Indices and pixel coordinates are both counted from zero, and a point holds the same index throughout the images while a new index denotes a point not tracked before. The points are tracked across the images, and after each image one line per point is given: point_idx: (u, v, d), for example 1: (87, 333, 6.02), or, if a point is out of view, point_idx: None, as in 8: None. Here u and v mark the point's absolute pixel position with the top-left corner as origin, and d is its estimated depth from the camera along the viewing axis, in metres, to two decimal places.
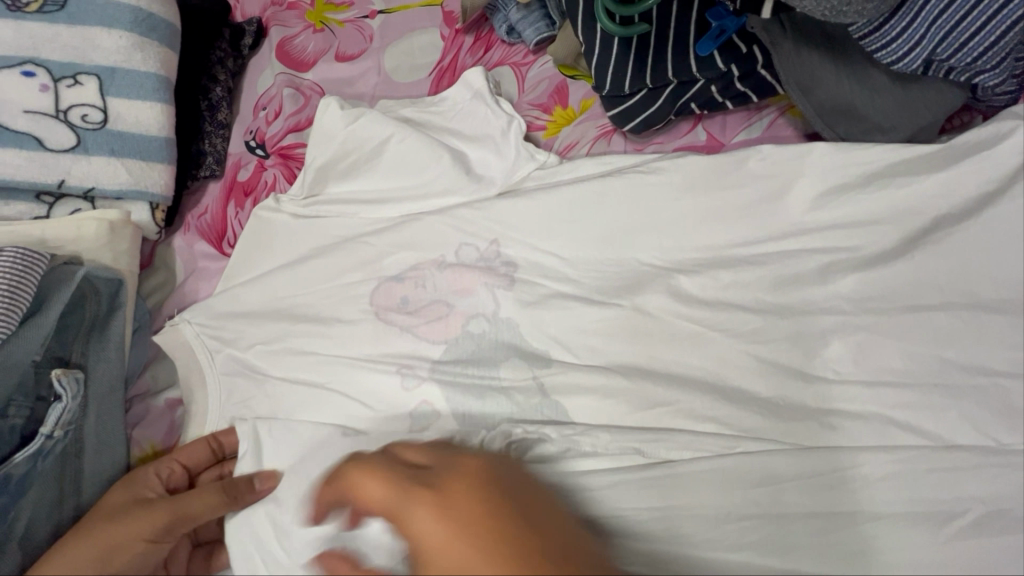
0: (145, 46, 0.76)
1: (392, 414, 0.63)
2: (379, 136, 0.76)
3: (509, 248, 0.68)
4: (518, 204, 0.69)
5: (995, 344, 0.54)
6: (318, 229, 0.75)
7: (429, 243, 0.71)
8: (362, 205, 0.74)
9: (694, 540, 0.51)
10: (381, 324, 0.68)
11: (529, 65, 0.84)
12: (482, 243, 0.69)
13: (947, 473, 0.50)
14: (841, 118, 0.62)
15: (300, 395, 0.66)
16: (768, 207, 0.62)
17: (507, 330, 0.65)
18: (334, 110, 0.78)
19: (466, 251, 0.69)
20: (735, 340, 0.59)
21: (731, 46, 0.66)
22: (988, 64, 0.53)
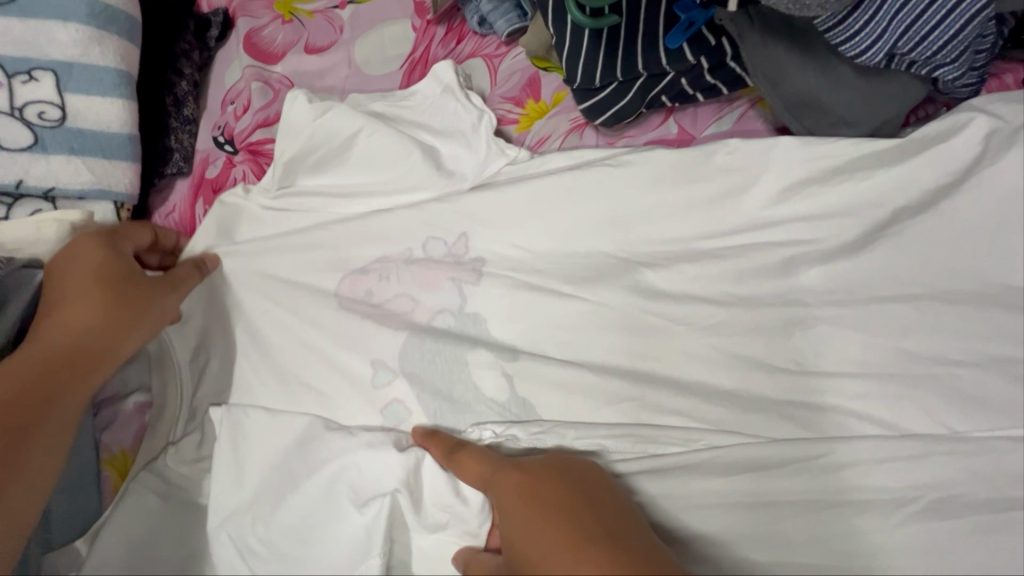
0: (103, 40, 0.74)
1: (366, 412, 0.64)
2: (349, 128, 0.74)
3: (478, 243, 0.68)
4: (488, 199, 0.68)
5: (951, 334, 0.55)
6: (287, 227, 0.73)
7: (398, 239, 0.70)
8: (332, 201, 0.73)
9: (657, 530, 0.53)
10: (353, 321, 0.67)
11: (501, 57, 0.83)
12: (450, 238, 0.69)
13: (905, 460, 0.51)
14: (807, 111, 0.62)
15: (272, 395, 0.66)
16: (733, 201, 0.62)
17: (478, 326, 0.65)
18: (300, 101, 0.75)
19: (434, 246, 0.69)
20: (701, 334, 0.60)
21: (700, 38, 0.65)
22: (948, 57, 0.54)
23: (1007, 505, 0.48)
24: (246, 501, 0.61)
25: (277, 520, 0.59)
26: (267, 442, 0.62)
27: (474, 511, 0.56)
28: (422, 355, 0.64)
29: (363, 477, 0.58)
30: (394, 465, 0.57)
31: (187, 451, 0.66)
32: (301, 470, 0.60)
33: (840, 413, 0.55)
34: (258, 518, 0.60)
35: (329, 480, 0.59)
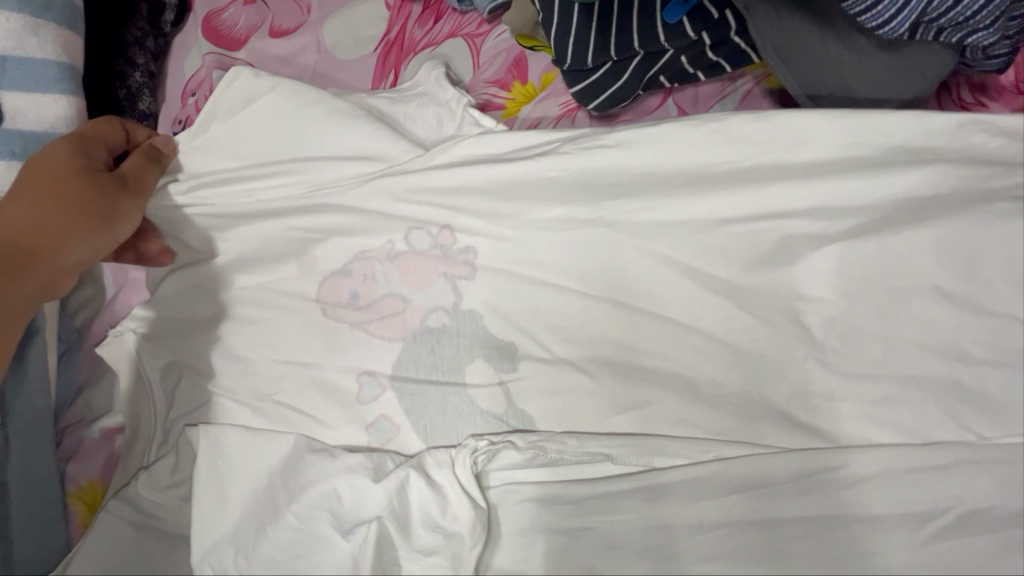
0: (40, 29, 0.66)
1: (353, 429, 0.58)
2: (308, 114, 0.65)
3: (463, 235, 0.61)
4: (464, 185, 0.60)
5: (978, 331, 0.51)
6: (238, 225, 0.64)
7: (371, 232, 0.63)
8: (290, 192, 0.64)
9: (672, 555, 0.47)
10: (332, 328, 0.62)
11: (484, 36, 0.76)
12: (433, 229, 0.61)
13: (917, 469, 0.48)
14: (828, 90, 0.57)
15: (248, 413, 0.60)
16: (755, 179, 0.54)
17: (469, 331, 0.59)
18: (242, 79, 0.66)
19: (416, 237, 0.62)
20: (712, 335, 0.56)
21: (701, 10, 0.59)
22: (984, 22, 0.47)
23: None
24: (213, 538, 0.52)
25: (258, 553, 0.51)
26: (237, 468, 0.55)
27: (466, 534, 0.49)
28: (411, 366, 0.60)
29: (343, 499, 0.52)
30: (382, 487, 0.52)
31: (160, 476, 0.58)
32: (276, 495, 0.53)
33: (853, 425, 0.52)
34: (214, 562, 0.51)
35: (314, 503, 0.52)
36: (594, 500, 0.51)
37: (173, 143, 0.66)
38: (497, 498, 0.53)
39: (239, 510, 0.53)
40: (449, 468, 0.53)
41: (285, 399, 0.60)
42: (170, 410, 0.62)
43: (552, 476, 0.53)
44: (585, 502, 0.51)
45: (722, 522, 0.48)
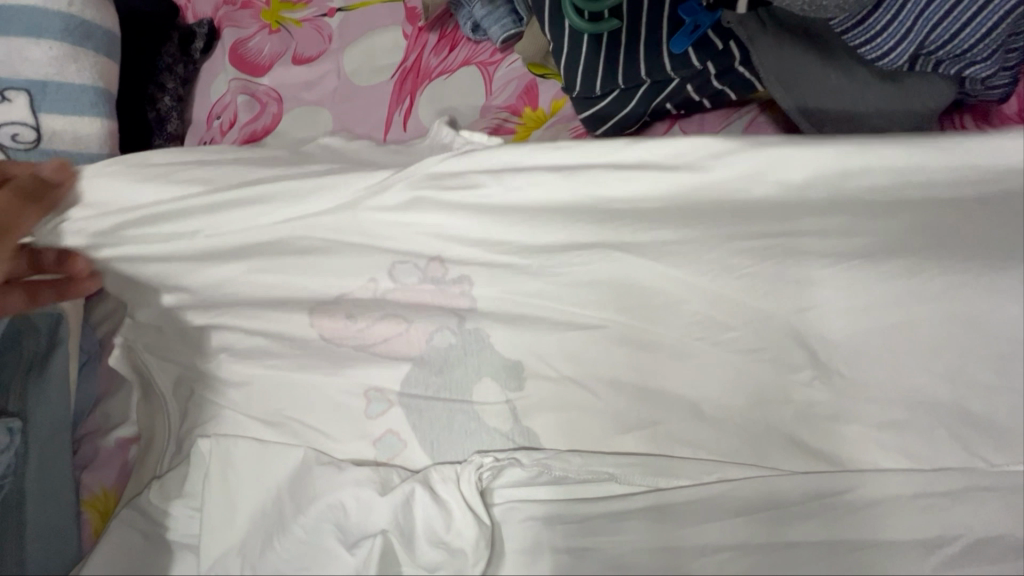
0: (79, 58, 0.70)
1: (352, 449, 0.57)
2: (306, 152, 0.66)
3: (457, 255, 0.61)
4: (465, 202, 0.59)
5: (989, 359, 0.51)
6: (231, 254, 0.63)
7: (360, 262, 0.62)
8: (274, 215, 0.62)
9: None
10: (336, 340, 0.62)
11: (497, 63, 0.79)
12: (422, 260, 0.62)
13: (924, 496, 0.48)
14: (834, 119, 0.58)
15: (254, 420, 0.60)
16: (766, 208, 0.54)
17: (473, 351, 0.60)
18: None
19: (402, 270, 0.62)
20: (720, 354, 0.56)
21: (706, 42, 0.61)
22: (981, 54, 0.49)
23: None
24: (232, 545, 0.53)
25: (266, 563, 0.52)
26: (248, 481, 0.56)
27: (470, 550, 0.50)
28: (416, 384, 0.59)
29: (350, 512, 0.53)
30: (387, 502, 0.53)
31: (171, 488, 0.59)
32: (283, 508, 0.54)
33: (862, 452, 0.51)
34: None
35: (320, 515, 0.53)
36: (598, 519, 0.51)
37: (70, 171, 0.63)
38: (501, 514, 0.53)
39: (248, 525, 0.54)
40: (453, 486, 0.53)
41: (286, 413, 0.60)
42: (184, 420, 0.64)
43: (557, 494, 0.53)
44: (590, 522, 0.51)
45: (727, 544, 0.48)
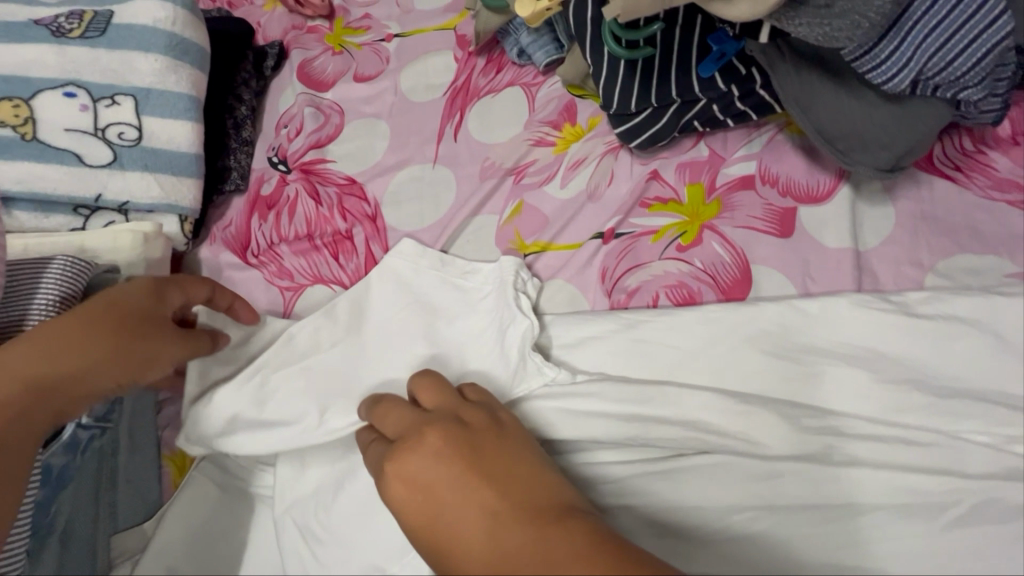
0: (178, 69, 0.80)
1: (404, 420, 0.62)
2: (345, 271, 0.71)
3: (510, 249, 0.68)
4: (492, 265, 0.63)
5: (989, 346, 0.56)
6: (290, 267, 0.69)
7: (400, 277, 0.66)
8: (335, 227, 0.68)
9: (705, 532, 0.53)
10: (395, 318, 0.68)
11: (539, 85, 0.88)
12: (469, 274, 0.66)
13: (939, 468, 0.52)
14: (846, 136, 0.66)
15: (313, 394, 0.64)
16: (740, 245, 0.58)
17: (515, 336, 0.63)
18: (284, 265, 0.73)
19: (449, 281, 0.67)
20: (751, 344, 0.60)
21: (731, 67, 0.70)
22: (973, 80, 0.57)
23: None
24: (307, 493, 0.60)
25: (335, 508, 0.59)
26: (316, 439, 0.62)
27: None
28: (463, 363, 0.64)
29: None
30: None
31: None
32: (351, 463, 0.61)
33: (885, 430, 0.55)
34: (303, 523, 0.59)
35: None
36: (631, 479, 0.57)
37: None
38: None
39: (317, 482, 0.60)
40: None
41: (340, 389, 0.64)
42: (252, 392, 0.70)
43: (597, 458, 0.58)
44: (625, 484, 0.57)
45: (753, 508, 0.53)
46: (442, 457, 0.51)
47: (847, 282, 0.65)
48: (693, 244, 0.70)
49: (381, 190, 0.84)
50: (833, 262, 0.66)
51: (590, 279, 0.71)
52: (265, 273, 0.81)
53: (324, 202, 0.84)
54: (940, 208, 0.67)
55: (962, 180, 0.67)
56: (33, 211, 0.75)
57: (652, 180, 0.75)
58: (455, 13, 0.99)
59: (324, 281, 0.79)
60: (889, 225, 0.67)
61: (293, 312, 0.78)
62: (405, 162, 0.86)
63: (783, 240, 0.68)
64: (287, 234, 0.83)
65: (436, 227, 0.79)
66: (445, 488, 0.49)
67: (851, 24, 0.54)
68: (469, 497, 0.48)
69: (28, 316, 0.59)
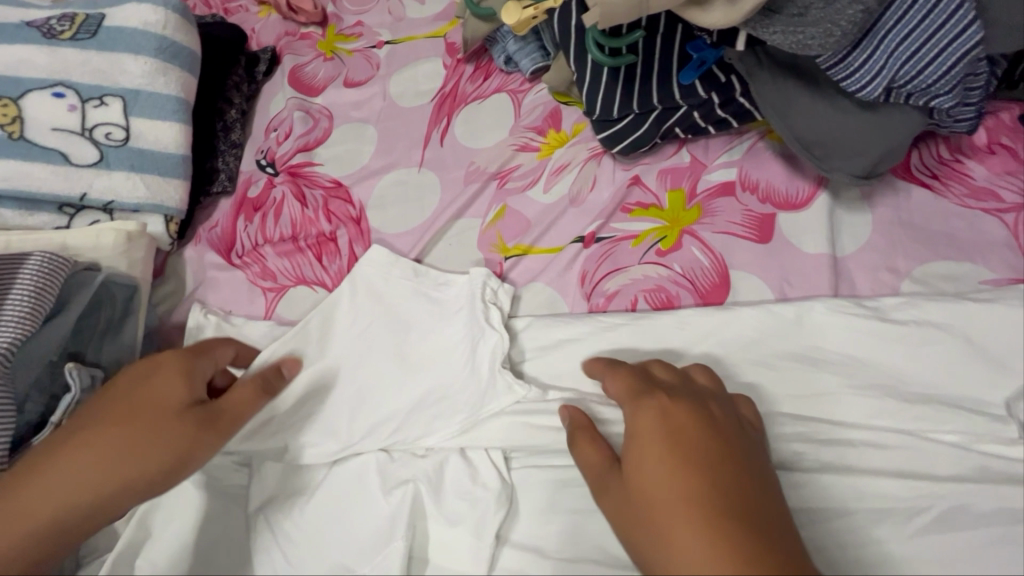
0: (167, 71, 0.81)
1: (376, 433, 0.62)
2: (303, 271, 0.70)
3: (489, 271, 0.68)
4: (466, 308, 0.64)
5: (960, 353, 0.57)
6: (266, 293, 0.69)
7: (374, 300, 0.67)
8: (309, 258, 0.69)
9: None
10: (369, 328, 0.67)
11: (525, 92, 0.89)
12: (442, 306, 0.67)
13: (910, 473, 0.53)
14: (823, 142, 0.66)
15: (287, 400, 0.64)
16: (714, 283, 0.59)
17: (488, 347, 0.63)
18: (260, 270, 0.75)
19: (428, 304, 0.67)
20: (728, 350, 0.60)
21: (711, 75, 0.71)
22: (944, 88, 0.57)
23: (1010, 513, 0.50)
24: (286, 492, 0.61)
25: (309, 511, 0.59)
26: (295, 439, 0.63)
27: (492, 500, 0.56)
28: (441, 366, 0.64)
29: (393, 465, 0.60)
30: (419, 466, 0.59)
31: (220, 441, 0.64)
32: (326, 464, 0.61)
33: (858, 435, 0.55)
34: (274, 527, 0.59)
35: (359, 470, 0.60)
36: None
37: None
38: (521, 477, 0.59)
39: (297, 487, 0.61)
40: (476, 460, 0.59)
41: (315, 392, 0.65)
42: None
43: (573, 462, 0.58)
44: None
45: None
46: (670, 430, 0.48)
47: (825, 287, 0.65)
48: (672, 249, 0.70)
49: (367, 193, 0.85)
50: (811, 268, 0.67)
51: (570, 282, 0.72)
52: (248, 274, 0.81)
53: (310, 205, 0.85)
54: (917, 216, 0.67)
55: (939, 188, 0.68)
56: (18, 209, 0.76)
57: (633, 186, 0.76)
58: (445, 21, 1.00)
59: (307, 282, 0.79)
60: (867, 231, 0.68)
61: (276, 313, 0.78)
62: (391, 166, 0.86)
63: (761, 246, 0.69)
64: (272, 235, 0.83)
65: (420, 229, 0.80)
66: (659, 463, 0.46)
67: (823, 32, 0.55)
68: (684, 472, 0.45)
69: (3, 313, 0.59)
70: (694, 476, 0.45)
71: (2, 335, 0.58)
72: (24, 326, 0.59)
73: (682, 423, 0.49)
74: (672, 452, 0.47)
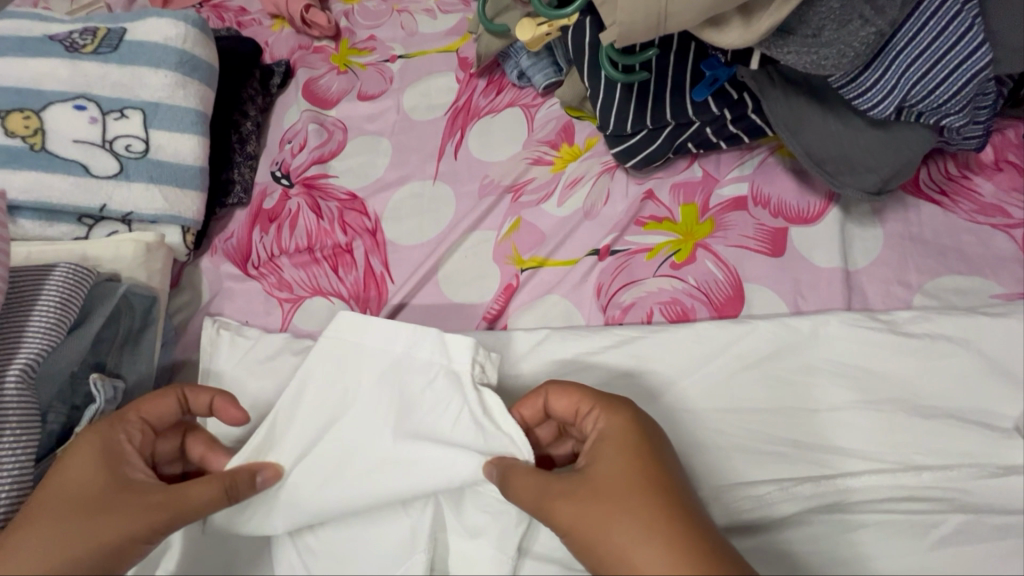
0: (187, 85, 0.82)
1: None
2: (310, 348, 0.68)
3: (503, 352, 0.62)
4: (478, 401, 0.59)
5: (973, 367, 0.58)
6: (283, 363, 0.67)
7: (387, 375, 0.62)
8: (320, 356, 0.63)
9: None
10: (362, 374, 0.61)
11: (538, 106, 0.91)
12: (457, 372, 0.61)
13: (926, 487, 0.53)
14: (834, 159, 0.68)
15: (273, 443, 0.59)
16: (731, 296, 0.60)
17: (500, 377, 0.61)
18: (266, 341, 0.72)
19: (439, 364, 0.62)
20: (744, 363, 0.61)
21: (723, 92, 0.72)
22: (954, 107, 0.59)
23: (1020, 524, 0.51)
24: None
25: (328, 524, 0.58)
26: None
27: (514, 512, 0.56)
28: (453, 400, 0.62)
29: None
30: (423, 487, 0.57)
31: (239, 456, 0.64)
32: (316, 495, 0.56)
33: (879, 449, 0.56)
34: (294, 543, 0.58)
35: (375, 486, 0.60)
36: None
37: None
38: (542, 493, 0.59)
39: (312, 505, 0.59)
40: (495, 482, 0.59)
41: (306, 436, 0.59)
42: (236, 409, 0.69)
43: None
44: None
45: (751, 503, 0.53)
46: (625, 435, 0.50)
47: (837, 301, 0.66)
48: (687, 262, 0.71)
49: (382, 206, 0.86)
50: (825, 282, 0.68)
51: (586, 295, 0.73)
52: (264, 285, 0.82)
53: (325, 216, 0.85)
54: (927, 231, 0.69)
55: (947, 204, 0.69)
56: (38, 220, 0.77)
57: (647, 200, 0.77)
58: (457, 36, 1.02)
59: (323, 293, 0.80)
60: (878, 246, 0.69)
61: (291, 324, 0.78)
62: (406, 179, 0.87)
63: (774, 260, 0.70)
64: (287, 246, 0.84)
65: (436, 240, 0.81)
66: (619, 457, 0.48)
67: (837, 52, 0.56)
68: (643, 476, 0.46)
69: (27, 323, 0.59)
70: (658, 476, 0.46)
71: (27, 347, 0.58)
72: (50, 337, 0.59)
73: (642, 430, 0.50)
74: (635, 452, 0.48)
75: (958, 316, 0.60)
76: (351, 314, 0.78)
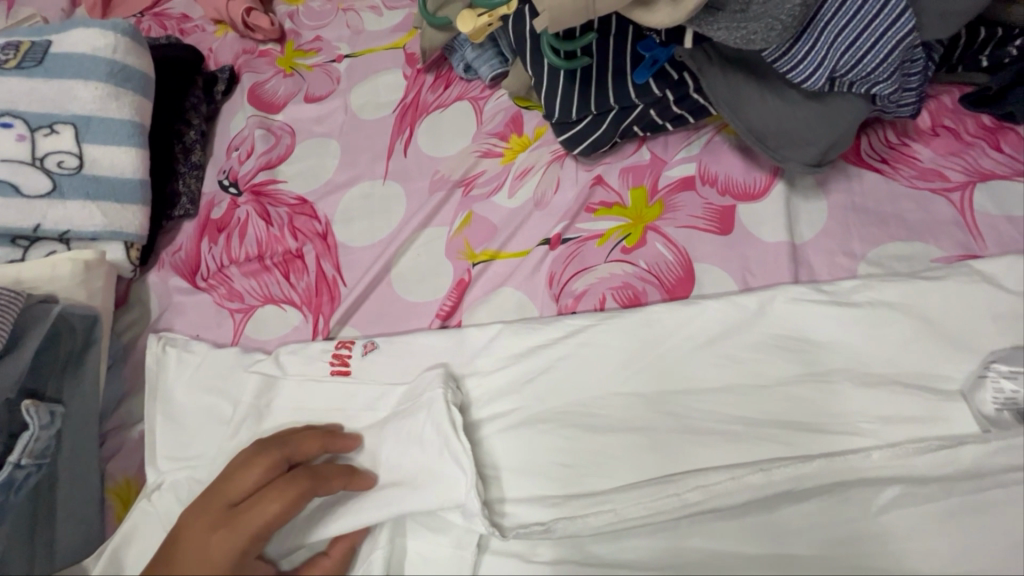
0: (119, 96, 0.79)
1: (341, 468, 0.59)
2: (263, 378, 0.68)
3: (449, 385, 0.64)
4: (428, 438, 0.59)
5: (921, 332, 0.58)
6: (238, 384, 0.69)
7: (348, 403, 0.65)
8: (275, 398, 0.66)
9: (673, 536, 0.52)
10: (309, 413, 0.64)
11: (486, 98, 0.90)
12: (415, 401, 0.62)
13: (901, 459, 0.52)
14: (775, 134, 0.68)
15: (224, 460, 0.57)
16: None
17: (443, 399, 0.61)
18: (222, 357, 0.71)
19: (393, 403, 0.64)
20: (699, 344, 0.61)
21: (664, 73, 0.72)
22: (883, 75, 0.59)
23: (966, 483, 0.52)
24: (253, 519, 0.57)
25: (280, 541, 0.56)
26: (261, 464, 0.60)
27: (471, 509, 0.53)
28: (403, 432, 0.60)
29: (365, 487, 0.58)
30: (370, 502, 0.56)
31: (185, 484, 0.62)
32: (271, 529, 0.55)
33: (833, 420, 0.56)
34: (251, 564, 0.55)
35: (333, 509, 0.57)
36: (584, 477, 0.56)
37: None
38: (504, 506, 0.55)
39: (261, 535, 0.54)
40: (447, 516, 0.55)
41: None
42: (186, 427, 0.67)
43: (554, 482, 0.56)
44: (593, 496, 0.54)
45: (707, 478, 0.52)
46: None
47: (784, 275, 0.67)
48: (637, 246, 0.71)
49: (332, 208, 0.84)
50: (772, 257, 0.68)
51: (538, 285, 0.72)
52: (214, 296, 0.80)
53: (274, 223, 0.83)
54: (870, 200, 0.69)
55: (889, 172, 0.70)
56: None
57: (596, 186, 0.77)
58: (403, 33, 1.01)
59: (274, 301, 0.78)
60: (823, 217, 0.69)
61: (243, 335, 0.77)
62: (356, 179, 0.86)
63: (723, 238, 0.70)
64: (237, 255, 0.82)
65: (388, 239, 0.79)
66: None
67: (765, 26, 0.56)
68: None
69: None
70: None
71: None
72: None
73: None
74: None
75: (902, 284, 0.61)
76: (304, 320, 0.76)
